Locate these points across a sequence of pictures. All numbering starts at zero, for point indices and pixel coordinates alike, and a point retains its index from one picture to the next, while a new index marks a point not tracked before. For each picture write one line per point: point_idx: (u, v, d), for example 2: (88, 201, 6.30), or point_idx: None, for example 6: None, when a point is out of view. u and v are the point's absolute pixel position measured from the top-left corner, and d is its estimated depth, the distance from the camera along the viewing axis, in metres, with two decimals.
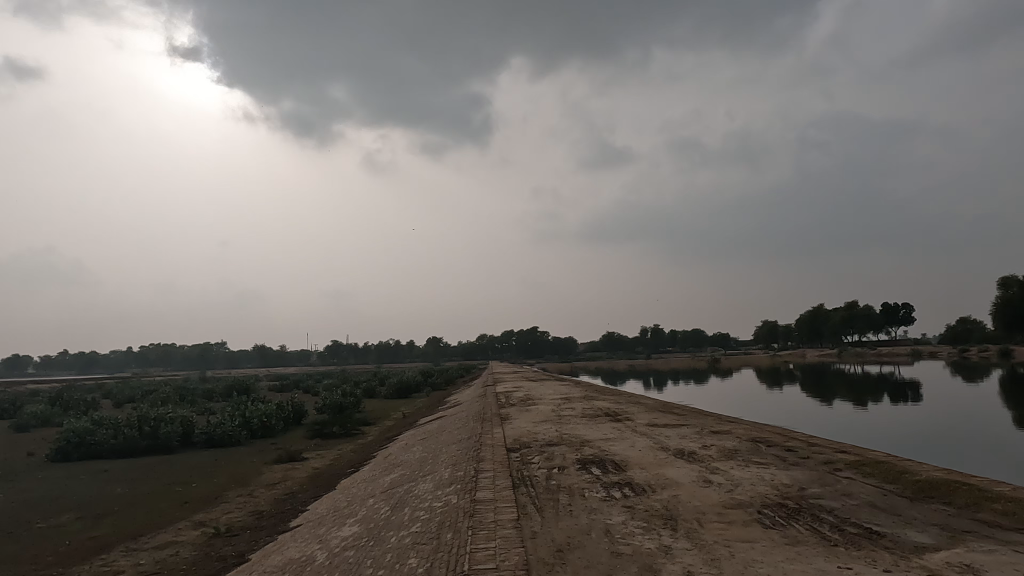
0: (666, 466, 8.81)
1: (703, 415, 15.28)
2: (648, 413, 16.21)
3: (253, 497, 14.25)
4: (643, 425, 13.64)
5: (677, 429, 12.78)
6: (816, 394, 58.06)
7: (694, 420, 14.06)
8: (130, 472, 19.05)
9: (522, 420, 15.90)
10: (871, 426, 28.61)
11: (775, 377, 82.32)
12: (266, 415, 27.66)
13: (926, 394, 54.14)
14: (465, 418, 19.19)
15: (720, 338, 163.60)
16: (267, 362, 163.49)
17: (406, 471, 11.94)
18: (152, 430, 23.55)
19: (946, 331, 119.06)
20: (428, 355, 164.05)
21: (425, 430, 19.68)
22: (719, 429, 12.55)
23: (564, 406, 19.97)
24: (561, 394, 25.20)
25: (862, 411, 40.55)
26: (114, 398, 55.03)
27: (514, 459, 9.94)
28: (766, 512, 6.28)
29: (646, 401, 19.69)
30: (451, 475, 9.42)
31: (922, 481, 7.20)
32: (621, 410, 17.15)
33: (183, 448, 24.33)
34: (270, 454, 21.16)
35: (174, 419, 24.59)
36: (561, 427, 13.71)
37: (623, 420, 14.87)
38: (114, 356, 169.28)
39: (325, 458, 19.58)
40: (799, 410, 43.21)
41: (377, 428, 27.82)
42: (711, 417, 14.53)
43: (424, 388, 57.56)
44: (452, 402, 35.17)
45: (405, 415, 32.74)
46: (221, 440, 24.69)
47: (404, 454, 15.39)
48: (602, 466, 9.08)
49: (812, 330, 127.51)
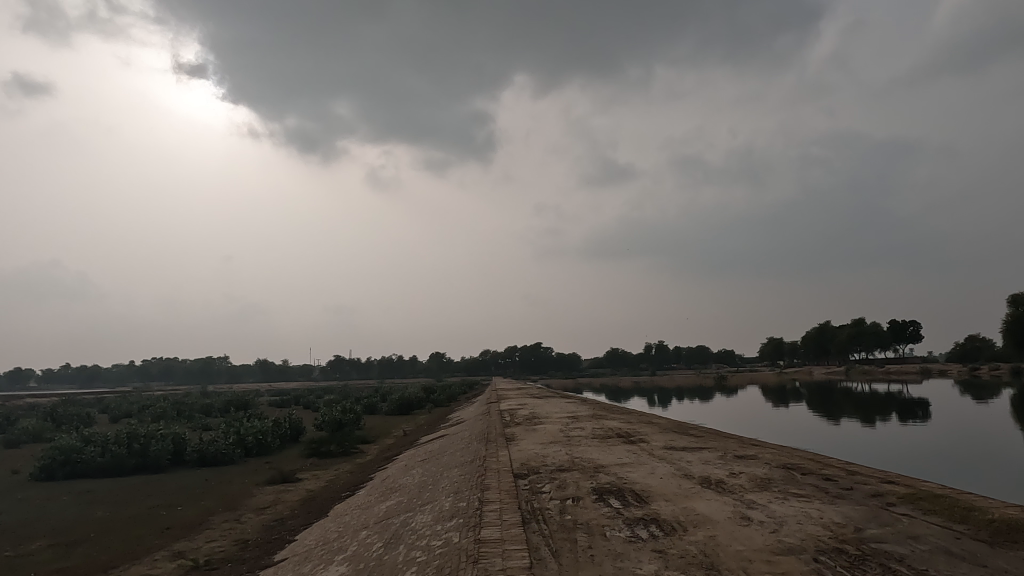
0: (694, 498, 7.84)
1: (723, 436, 14.30)
2: (662, 434, 15.23)
3: (240, 523, 13.28)
4: (661, 448, 12.66)
5: (699, 453, 11.83)
6: (823, 412, 56.88)
7: (715, 443, 13.10)
8: (115, 493, 18.11)
9: (529, 441, 14.91)
10: (887, 445, 27.63)
11: (781, 395, 81.02)
12: (262, 433, 26.67)
13: (938, 413, 52.88)
14: (469, 438, 18.20)
15: (725, 354, 162.27)
16: (269, 377, 162.46)
17: (402, 499, 10.97)
18: (141, 448, 22.58)
19: (955, 349, 117.68)
20: (431, 371, 163.02)
21: (426, 451, 18.69)
22: (743, 454, 11.59)
23: (573, 425, 18.98)
24: (568, 413, 24.20)
25: (874, 430, 39.37)
26: (112, 414, 53.99)
27: (522, 487, 8.99)
28: (822, 559, 5.35)
29: (659, 421, 18.65)
30: (452, 506, 8.47)
31: (997, 521, 6.24)
32: (634, 431, 16.15)
33: (173, 468, 23.34)
34: (263, 474, 20.17)
35: (165, 436, 23.62)
36: (571, 450, 12.76)
37: (637, 442, 13.90)
38: (116, 371, 168.48)
39: (321, 479, 18.58)
40: (811, 428, 42.03)
41: (376, 447, 26.81)
42: (732, 440, 13.59)
43: (426, 405, 56.41)
44: (454, 419, 34.16)
45: (406, 433, 31.75)
46: (214, 458, 23.71)
47: (401, 478, 14.38)
48: (621, 497, 8.11)
49: (818, 346, 126.21)
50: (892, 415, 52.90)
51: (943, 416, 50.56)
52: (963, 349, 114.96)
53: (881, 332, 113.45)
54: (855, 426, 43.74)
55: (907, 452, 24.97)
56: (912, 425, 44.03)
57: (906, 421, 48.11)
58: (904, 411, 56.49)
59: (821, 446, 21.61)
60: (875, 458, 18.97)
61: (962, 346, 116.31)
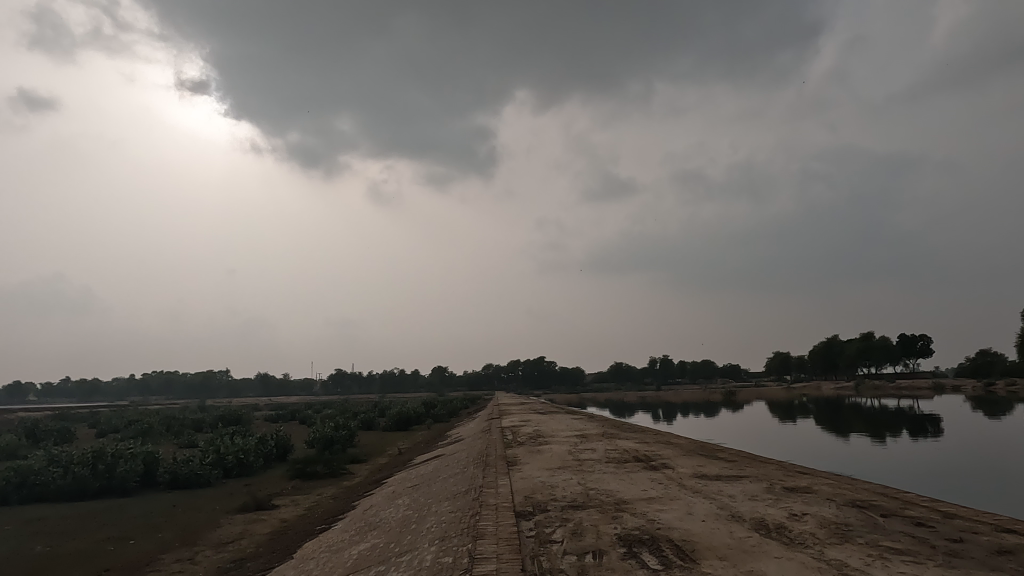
0: (757, 555, 5.85)
1: (760, 460, 12.25)
2: (686, 458, 13.23)
3: (194, 564, 11.27)
4: (691, 478, 10.65)
5: (738, 483, 9.82)
6: (833, 428, 54.62)
7: (755, 471, 11.07)
8: (67, 522, 16.03)
9: (533, 466, 12.91)
10: (916, 464, 25.47)
11: (788, 410, 78.77)
12: (243, 452, 24.66)
13: (956, 430, 50.55)
14: (464, 459, 16.18)
15: (730, 369, 159.60)
16: (270, 392, 160.38)
17: (379, 542, 9.00)
18: (107, 468, 20.45)
19: (967, 365, 115.07)
20: (433, 385, 160.59)
21: (417, 474, 16.65)
22: (794, 485, 9.59)
23: (582, 446, 16.94)
24: (575, 431, 22.16)
25: (893, 447, 37.14)
26: (98, 429, 51.83)
27: (526, 535, 7.00)
28: None
29: (679, 442, 16.62)
30: (434, 561, 6.50)
31: None
32: (653, 454, 14.11)
33: (143, 490, 21.27)
34: (236, 500, 18.05)
35: (136, 456, 21.59)
36: (583, 480, 10.73)
37: (661, 468, 11.89)
38: (116, 384, 166.74)
39: (299, 507, 16.49)
40: (826, 445, 39.72)
41: (366, 468, 24.66)
42: (772, 465, 11.68)
43: (425, 420, 54.12)
44: (451, 437, 32.12)
45: (400, 452, 29.65)
46: (188, 481, 21.60)
47: (384, 511, 12.31)
48: (656, 551, 6.15)
49: (826, 361, 123.73)
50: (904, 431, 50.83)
51: (962, 431, 48.33)
52: (974, 364, 112.50)
53: (891, 346, 111.00)
54: (869, 442, 41.48)
55: (942, 471, 22.83)
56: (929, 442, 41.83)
57: (922, 437, 45.89)
58: (916, 427, 54.35)
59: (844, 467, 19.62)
60: (915, 480, 16.97)
61: (973, 362, 113.88)
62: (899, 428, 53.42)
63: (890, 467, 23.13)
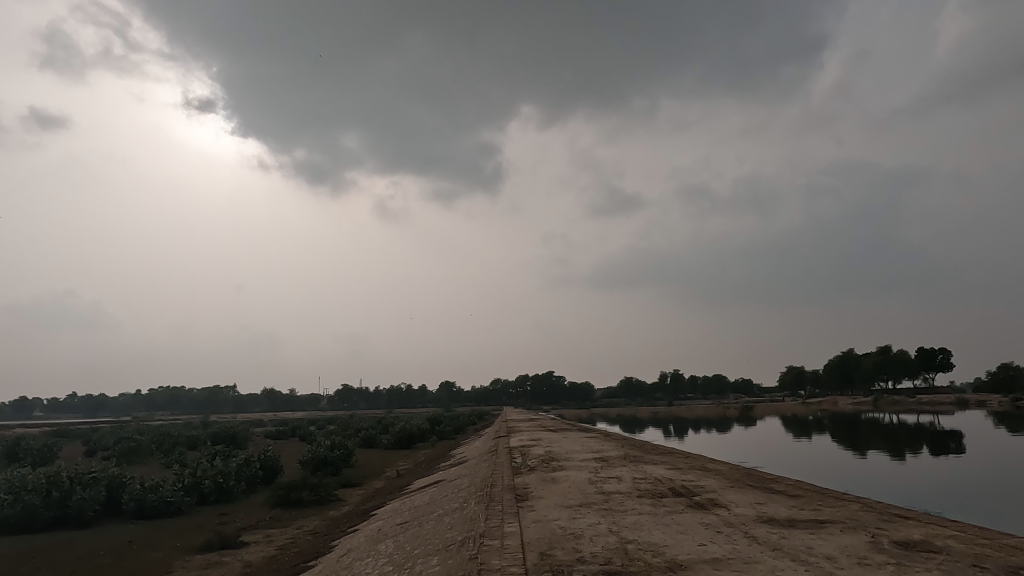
0: None
1: (834, 499, 9.76)
2: (737, 493, 10.72)
3: None
4: (759, 525, 8.15)
5: (829, 536, 7.33)
6: (852, 445, 51.74)
7: (838, 514, 8.62)
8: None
9: (547, 503, 10.39)
10: (960, 481, 22.96)
11: (803, 426, 75.66)
12: (222, 475, 22.27)
13: (986, 445, 47.67)
14: (465, 491, 13.58)
15: (742, 384, 156.33)
16: (276, 407, 158.15)
17: None
18: (62, 496, 17.99)
19: (988, 380, 111.64)
20: (440, 401, 157.90)
21: (408, 508, 14.04)
22: (906, 539, 7.11)
23: (604, 473, 14.36)
24: (591, 454, 19.63)
25: (925, 463, 34.37)
26: (88, 447, 49.48)
27: None
28: None
29: (719, 469, 14.15)
30: None
31: None
32: (694, 487, 11.53)
33: (105, 519, 18.85)
34: (201, 536, 15.55)
35: (100, 480, 19.21)
36: (615, 527, 8.21)
37: (712, 508, 9.36)
38: (123, 399, 164.59)
39: (270, 545, 14.01)
40: (852, 461, 37.02)
41: (360, 493, 22.24)
42: (854, 505, 9.20)
43: (430, 438, 51.40)
44: (456, 457, 29.72)
45: (400, 474, 27.21)
46: (156, 510, 19.15)
47: (360, 561, 9.80)
48: None
49: (842, 376, 120.39)
50: (926, 447, 48.14)
51: (991, 448, 45.53)
52: (996, 380, 109.03)
53: (909, 360, 107.71)
54: (895, 459, 38.70)
55: (997, 491, 20.26)
56: (960, 458, 39.00)
57: (948, 453, 43.11)
58: (938, 443, 51.55)
59: (898, 490, 17.08)
60: (988, 510, 14.51)
61: (995, 376, 110.39)
62: (921, 445, 50.62)
63: (939, 487, 20.57)
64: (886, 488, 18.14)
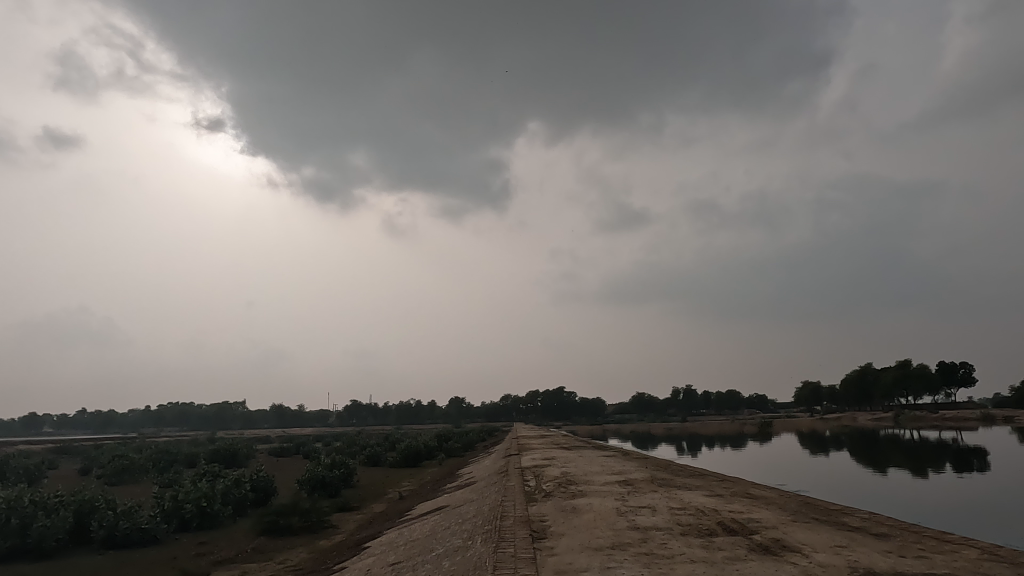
0: None
1: (936, 542, 7.68)
2: (806, 531, 8.66)
3: None
4: None
5: None
6: (872, 461, 49.08)
7: (963, 567, 6.50)
8: None
9: (568, 543, 8.33)
10: (1006, 500, 20.85)
11: (820, 442, 72.97)
12: (207, 499, 20.29)
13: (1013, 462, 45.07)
14: (470, 524, 11.46)
15: (757, 400, 153.07)
16: (285, 424, 156.55)
17: None
18: (22, 524, 16.10)
19: (1014, 395, 107.93)
20: (450, 417, 155.72)
21: (405, 543, 11.91)
22: None
23: (632, 502, 12.25)
24: (612, 476, 17.43)
25: (960, 479, 32.04)
26: (83, 465, 47.70)
27: None
28: None
29: (769, 497, 12.12)
30: None
31: None
32: (748, 523, 9.39)
33: (70, 550, 16.86)
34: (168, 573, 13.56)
35: (64, 504, 17.24)
36: None
37: (784, 554, 7.28)
38: (132, 416, 163.25)
39: None
40: (876, 478, 34.87)
41: (357, 519, 20.25)
42: (971, 553, 7.10)
43: (437, 455, 49.28)
44: (463, 478, 27.62)
45: (401, 497, 25.16)
46: (129, 540, 17.17)
47: None
48: None
49: (860, 391, 117.00)
50: (951, 464, 45.47)
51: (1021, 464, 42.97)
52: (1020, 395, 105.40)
53: (929, 375, 104.46)
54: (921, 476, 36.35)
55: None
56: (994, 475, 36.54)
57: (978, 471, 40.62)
58: (961, 460, 48.93)
59: (964, 513, 14.87)
60: None
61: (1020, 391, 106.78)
62: (944, 462, 48.06)
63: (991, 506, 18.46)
64: (938, 508, 16.01)
